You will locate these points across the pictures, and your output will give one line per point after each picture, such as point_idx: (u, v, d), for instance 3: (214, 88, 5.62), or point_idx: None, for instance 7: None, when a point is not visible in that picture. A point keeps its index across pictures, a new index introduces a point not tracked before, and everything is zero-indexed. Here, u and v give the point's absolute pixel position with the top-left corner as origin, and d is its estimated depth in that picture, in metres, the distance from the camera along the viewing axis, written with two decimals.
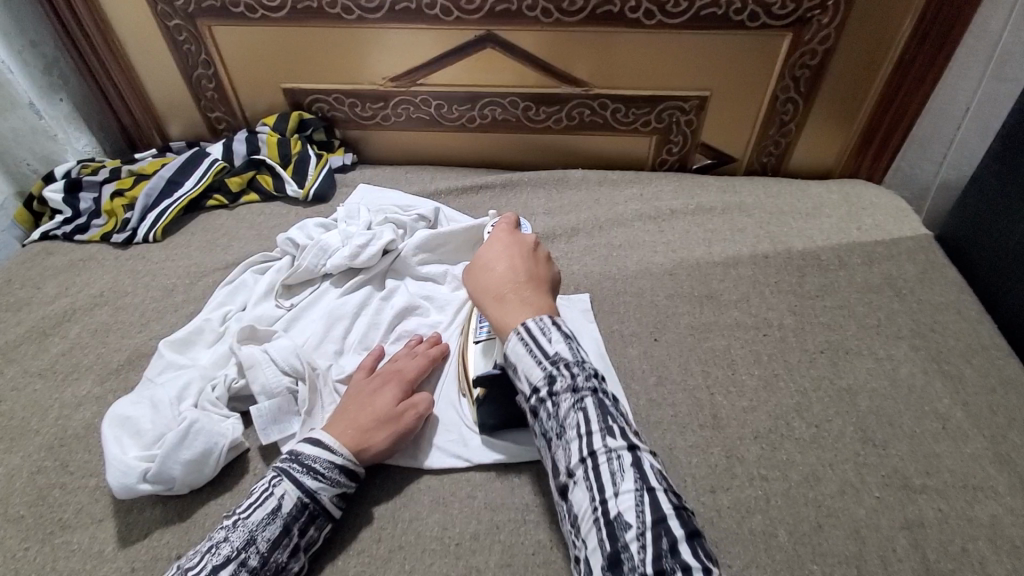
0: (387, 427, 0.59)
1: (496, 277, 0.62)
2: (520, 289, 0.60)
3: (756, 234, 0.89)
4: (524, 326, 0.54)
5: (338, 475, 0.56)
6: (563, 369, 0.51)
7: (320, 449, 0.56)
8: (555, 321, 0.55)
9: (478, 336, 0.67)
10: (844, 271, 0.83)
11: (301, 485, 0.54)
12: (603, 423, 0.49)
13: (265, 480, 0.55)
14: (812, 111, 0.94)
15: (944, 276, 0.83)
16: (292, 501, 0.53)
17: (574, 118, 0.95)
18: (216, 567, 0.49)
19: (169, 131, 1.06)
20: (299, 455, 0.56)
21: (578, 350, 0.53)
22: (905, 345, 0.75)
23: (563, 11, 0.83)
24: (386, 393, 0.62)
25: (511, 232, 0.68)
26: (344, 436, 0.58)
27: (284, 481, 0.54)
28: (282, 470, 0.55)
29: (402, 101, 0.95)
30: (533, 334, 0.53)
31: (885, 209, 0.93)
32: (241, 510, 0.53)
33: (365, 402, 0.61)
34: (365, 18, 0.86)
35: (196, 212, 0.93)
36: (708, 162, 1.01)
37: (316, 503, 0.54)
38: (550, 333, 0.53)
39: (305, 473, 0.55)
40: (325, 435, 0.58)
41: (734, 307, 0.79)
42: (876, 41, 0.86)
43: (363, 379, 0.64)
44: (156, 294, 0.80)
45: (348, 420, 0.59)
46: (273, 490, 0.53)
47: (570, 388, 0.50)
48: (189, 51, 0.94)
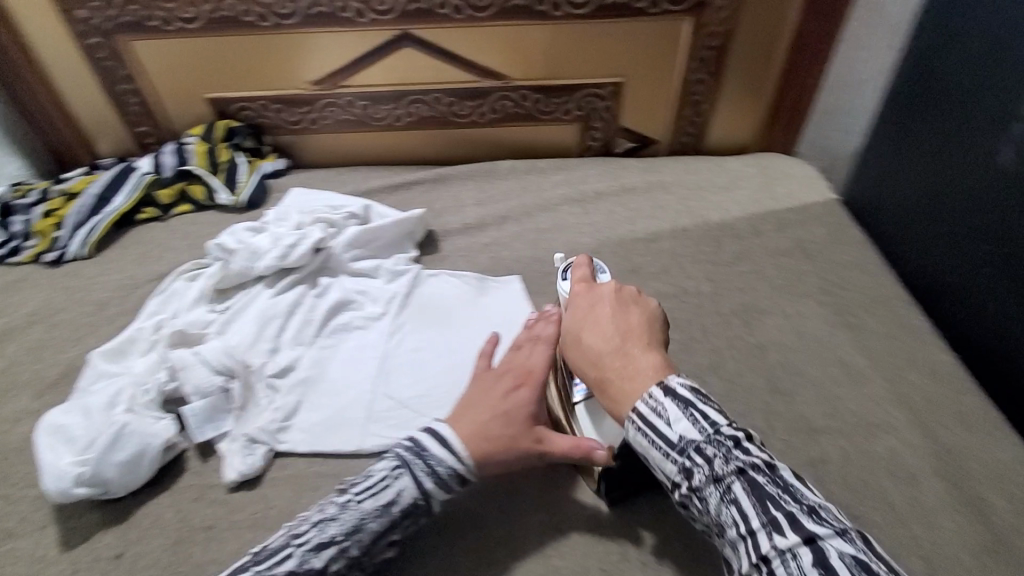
0: (523, 443, 0.56)
1: (593, 345, 0.55)
2: (626, 355, 0.54)
3: (676, 210, 0.94)
4: (636, 413, 0.50)
5: (452, 481, 0.55)
6: (695, 458, 0.47)
7: (447, 452, 0.55)
8: (670, 391, 0.50)
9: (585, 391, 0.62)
10: (756, 238, 0.89)
11: (420, 485, 0.54)
12: (761, 507, 0.44)
13: (388, 467, 0.55)
14: (720, 91, 0.99)
15: (848, 236, 0.89)
16: (406, 499, 0.54)
17: (498, 111, 0.99)
18: (319, 547, 0.51)
19: (100, 149, 1.05)
20: (424, 451, 0.55)
21: (707, 421, 0.48)
22: (811, 301, 0.80)
23: (474, 8, 0.86)
24: (523, 395, 0.58)
25: (587, 288, 0.61)
26: (469, 444, 0.55)
27: (405, 478, 0.54)
28: (404, 462, 0.55)
29: (328, 103, 0.96)
30: (649, 422, 0.49)
31: (796, 178, 0.99)
32: (358, 492, 0.54)
33: (498, 406, 0.57)
34: (281, 24, 0.87)
35: (128, 226, 0.93)
36: (632, 146, 1.06)
37: (427, 504, 0.54)
38: (666, 413, 0.49)
39: (427, 474, 0.54)
40: (453, 435, 0.56)
41: (655, 278, 0.83)
42: (770, 21, 0.92)
43: (488, 377, 0.60)
44: (91, 308, 0.80)
45: (476, 426, 0.56)
46: (393, 482, 0.54)
47: (709, 476, 0.46)
48: (111, 69, 0.94)
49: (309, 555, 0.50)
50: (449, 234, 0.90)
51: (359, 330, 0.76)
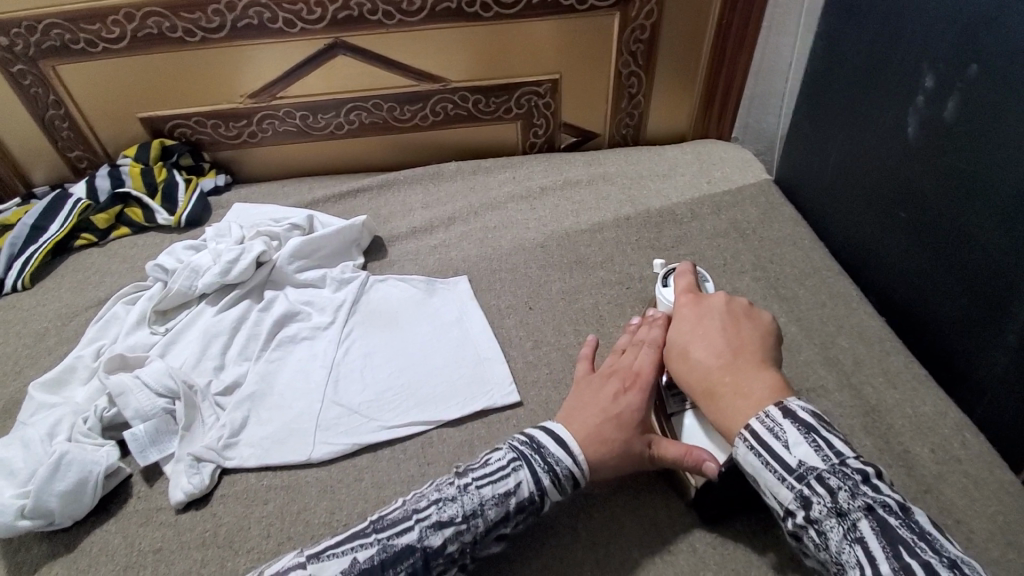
0: (635, 446, 0.56)
1: (703, 362, 0.57)
2: (737, 372, 0.55)
3: (619, 199, 0.96)
4: (751, 431, 0.50)
5: (565, 480, 0.55)
6: (817, 489, 0.47)
7: (563, 451, 0.55)
8: (788, 411, 0.50)
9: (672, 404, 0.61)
10: (696, 222, 0.91)
11: (536, 479, 0.54)
12: (890, 549, 0.43)
13: (507, 458, 0.55)
14: (655, 82, 1.02)
15: (781, 214, 0.92)
16: (524, 492, 0.53)
17: (439, 113, 0.99)
18: (439, 524, 0.51)
19: (33, 178, 1.03)
20: (542, 448, 0.55)
21: (830, 449, 0.48)
22: (749, 279, 0.83)
23: (404, 13, 0.87)
24: (629, 397, 0.59)
25: (694, 302, 0.63)
26: (584, 443, 0.56)
27: (523, 470, 0.54)
28: (524, 455, 0.55)
29: (266, 116, 0.95)
30: (765, 442, 0.49)
31: (732, 162, 1.02)
32: (476, 478, 0.54)
33: (609, 406, 0.58)
34: (209, 39, 0.86)
35: (66, 253, 0.90)
36: (575, 140, 1.08)
37: (540, 502, 0.54)
38: (786, 436, 0.49)
39: (546, 470, 0.54)
40: (569, 435, 0.56)
41: (600, 267, 0.85)
42: (693, 13, 0.95)
43: (596, 378, 0.62)
44: (28, 340, 0.78)
45: (590, 428, 0.57)
46: (512, 473, 0.54)
47: (833, 509, 0.46)
48: (37, 95, 0.91)
49: (431, 530, 0.51)
50: (397, 238, 0.90)
51: (307, 341, 0.75)
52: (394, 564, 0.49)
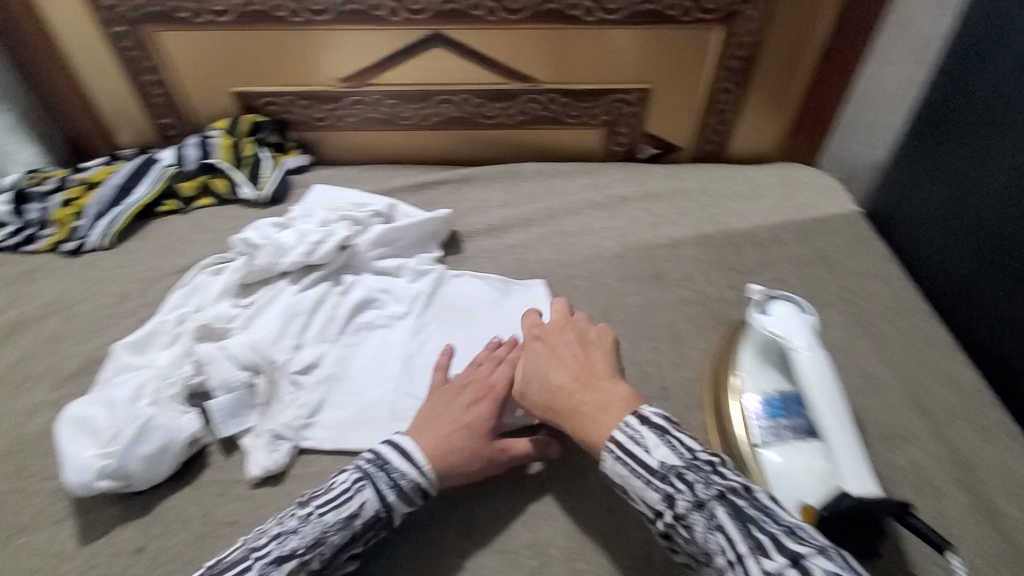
0: (488, 451, 0.58)
1: (554, 380, 0.59)
2: (596, 388, 0.58)
3: (700, 216, 0.93)
4: (614, 441, 0.52)
5: (415, 493, 0.55)
6: (677, 484, 0.49)
7: (410, 466, 0.55)
8: (645, 417, 0.53)
9: (760, 439, 0.59)
10: (780, 248, 0.88)
11: (382, 497, 0.54)
12: (744, 528, 0.44)
13: (350, 479, 0.55)
14: (747, 100, 0.99)
15: (869, 247, 0.88)
16: (370, 511, 0.54)
17: (524, 113, 0.99)
18: (282, 558, 0.50)
19: (119, 139, 1.05)
20: (387, 464, 0.56)
21: (684, 446, 0.51)
22: (836, 312, 0.80)
23: (507, 10, 0.87)
24: (483, 407, 0.61)
25: (555, 328, 0.65)
26: (426, 450, 0.57)
27: (367, 489, 0.54)
28: (367, 474, 0.55)
29: (355, 101, 0.96)
30: (627, 449, 0.52)
31: (816, 188, 0.99)
32: (318, 505, 0.53)
33: (460, 417, 0.59)
34: (313, 21, 0.87)
35: (149, 217, 0.92)
36: (654, 152, 1.06)
37: (388, 516, 0.55)
38: (645, 439, 0.52)
39: (391, 486, 0.55)
40: (414, 447, 0.57)
41: (679, 284, 0.82)
42: (798, 34, 0.92)
43: (450, 388, 0.63)
44: (112, 299, 0.80)
45: (438, 439, 0.57)
46: (356, 493, 0.54)
47: (693, 502, 0.47)
48: (136, 58, 0.93)
49: (269, 568, 0.49)
50: (473, 235, 0.90)
51: (382, 328, 0.75)
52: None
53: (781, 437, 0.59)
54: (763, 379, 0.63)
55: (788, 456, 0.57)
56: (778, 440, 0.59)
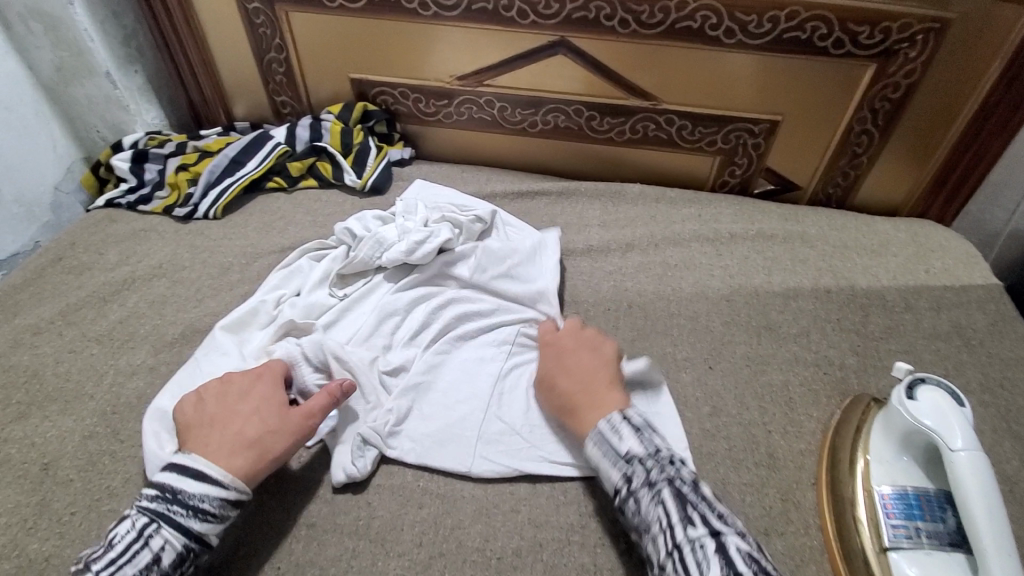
0: (286, 433, 0.56)
1: (566, 379, 0.62)
2: (594, 393, 0.60)
3: (818, 267, 0.85)
4: (595, 433, 0.57)
5: (226, 511, 0.52)
6: (637, 467, 0.53)
7: (205, 484, 0.51)
8: (627, 420, 0.57)
9: (891, 541, 0.54)
10: (908, 315, 0.79)
11: (185, 530, 0.50)
12: (683, 508, 0.50)
13: (135, 527, 0.49)
14: (886, 146, 0.90)
15: (1016, 330, 0.78)
16: (174, 550, 0.49)
17: (637, 132, 0.94)
18: None
19: (234, 111, 1.08)
20: (177, 495, 0.51)
21: (654, 443, 0.55)
22: (972, 400, 0.71)
23: (641, 24, 0.82)
24: (259, 396, 0.59)
25: (568, 333, 0.67)
26: (227, 460, 0.53)
27: (162, 530, 0.49)
28: (158, 515, 0.50)
29: (466, 100, 0.95)
30: (605, 437, 0.56)
31: (955, 252, 0.88)
32: (103, 568, 0.47)
33: (243, 410, 0.57)
34: (440, 16, 0.86)
35: (255, 192, 0.94)
36: (771, 188, 0.98)
37: (200, 545, 0.50)
38: (620, 432, 0.56)
39: (191, 516, 0.50)
40: (205, 461, 0.53)
41: (792, 340, 0.75)
42: (960, 81, 0.82)
43: (237, 379, 0.60)
44: (214, 271, 0.81)
45: (231, 442, 0.54)
46: (148, 540, 0.48)
47: (646, 481, 0.52)
48: (264, 35, 0.95)
49: None
50: (570, 254, 0.86)
51: (473, 342, 0.72)
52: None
53: (917, 542, 0.53)
54: (898, 471, 0.58)
55: (924, 566, 0.52)
56: (913, 545, 0.53)
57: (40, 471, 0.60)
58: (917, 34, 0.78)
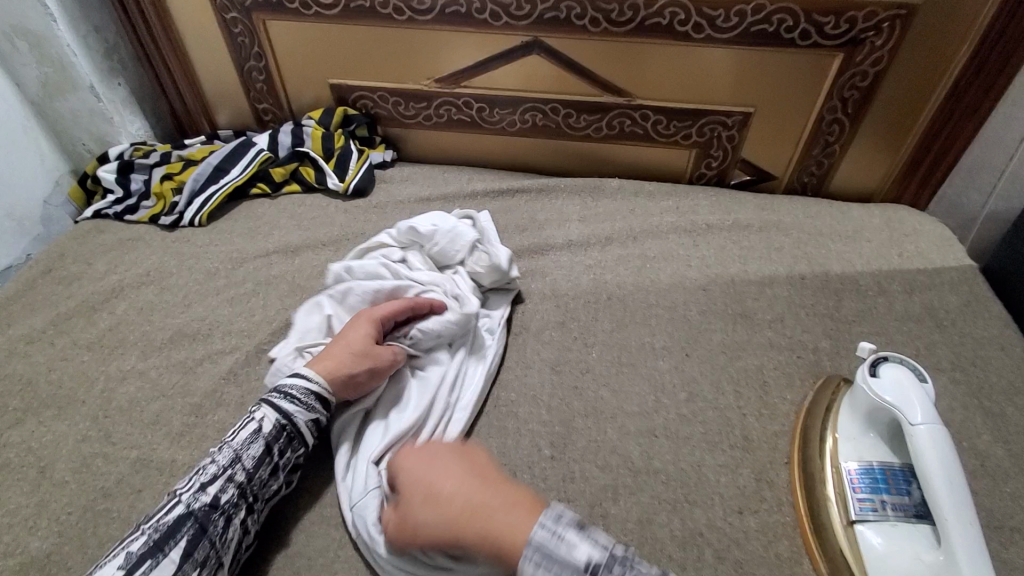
0: (369, 360, 0.62)
1: (446, 504, 0.49)
2: (494, 494, 0.49)
3: (794, 254, 0.87)
4: (534, 551, 0.44)
5: (314, 402, 0.59)
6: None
7: (300, 378, 0.60)
8: (557, 514, 0.46)
9: (856, 514, 0.55)
10: (881, 298, 0.81)
11: (281, 409, 0.58)
12: None
13: (249, 410, 0.59)
14: (857, 134, 0.92)
15: (987, 309, 0.80)
16: (273, 424, 0.57)
17: (614, 128, 0.95)
18: (203, 483, 0.52)
19: (218, 120, 1.09)
20: (280, 387, 0.60)
21: (602, 539, 0.44)
22: (944, 378, 0.73)
23: (612, 22, 0.83)
24: (359, 327, 0.65)
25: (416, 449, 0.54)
26: (322, 367, 0.61)
27: (265, 408, 0.58)
28: (264, 400, 0.59)
29: (445, 102, 0.96)
30: (550, 554, 0.43)
31: (928, 236, 0.90)
32: (226, 438, 0.57)
33: (345, 335, 0.65)
34: (415, 19, 0.87)
35: (240, 199, 0.96)
36: (747, 179, 1.00)
37: (293, 426, 0.58)
38: (567, 539, 0.44)
39: (285, 399, 0.59)
40: (306, 365, 0.62)
41: (768, 326, 0.77)
42: (927, 67, 0.84)
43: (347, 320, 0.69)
44: (201, 276, 0.83)
45: (328, 356, 0.62)
46: (255, 416, 0.58)
47: None
48: (244, 44, 0.96)
49: (195, 495, 0.52)
50: (551, 249, 0.88)
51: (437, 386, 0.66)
52: (170, 539, 0.48)
53: (882, 514, 0.54)
54: (865, 447, 0.59)
55: (888, 537, 0.53)
56: (878, 517, 0.54)
57: (35, 475, 0.62)
58: (882, 22, 0.80)
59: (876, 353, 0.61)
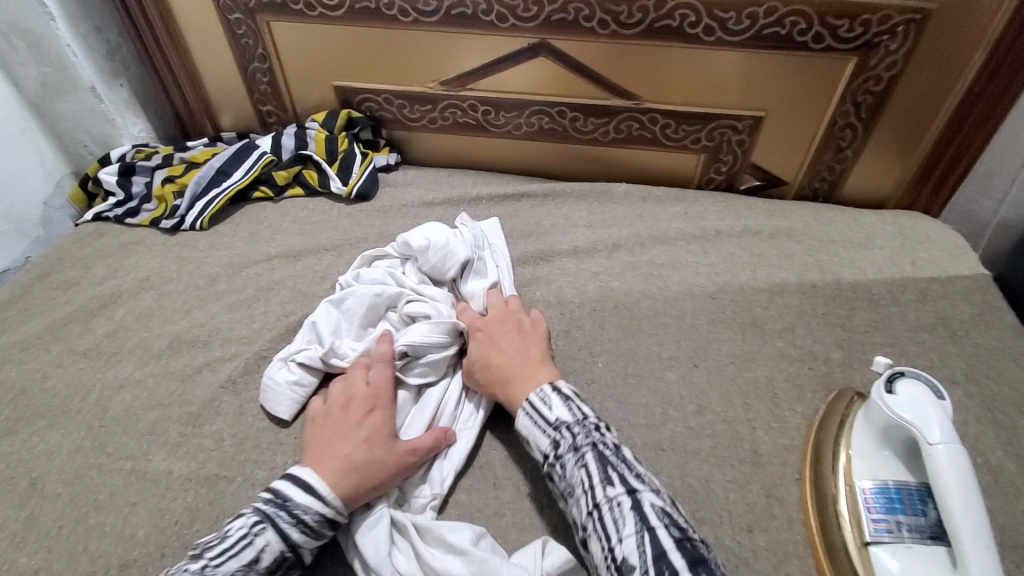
0: (395, 465, 0.56)
1: (498, 365, 0.63)
2: (524, 366, 0.63)
3: (804, 262, 0.85)
4: (527, 401, 0.58)
5: (324, 528, 0.53)
6: (564, 433, 0.55)
7: (313, 498, 0.53)
8: (557, 387, 0.59)
9: (871, 536, 0.54)
10: (893, 308, 0.79)
11: (286, 538, 0.51)
12: (604, 473, 0.51)
13: (246, 524, 0.52)
14: (870, 139, 0.90)
15: (1003, 320, 0.78)
16: (272, 554, 0.51)
17: (621, 131, 0.94)
18: None
19: (220, 122, 1.08)
20: (287, 502, 0.53)
21: (582, 411, 0.57)
22: (959, 391, 0.71)
23: (620, 24, 0.82)
24: (370, 419, 0.59)
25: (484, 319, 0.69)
26: (342, 486, 0.54)
27: (267, 531, 0.51)
28: (267, 516, 0.52)
29: (450, 104, 0.95)
30: (536, 407, 0.57)
31: (942, 243, 0.88)
32: (213, 556, 0.49)
33: (356, 435, 0.57)
34: (420, 21, 0.86)
35: (242, 202, 0.95)
36: (757, 184, 0.98)
37: (296, 556, 0.52)
38: (550, 401, 0.57)
39: (294, 524, 0.52)
40: (317, 480, 0.54)
41: (778, 336, 0.75)
42: (943, 71, 0.82)
43: (343, 406, 0.60)
44: (200, 281, 0.82)
45: (344, 467, 0.55)
46: (254, 539, 0.51)
47: (572, 446, 0.53)
48: (247, 45, 0.95)
49: None
50: (557, 255, 0.86)
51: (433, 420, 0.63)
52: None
53: (898, 536, 0.53)
54: (880, 464, 0.58)
55: (906, 560, 0.52)
56: (893, 539, 0.53)
57: (30, 485, 0.61)
58: (897, 25, 0.78)
59: (892, 368, 0.59)
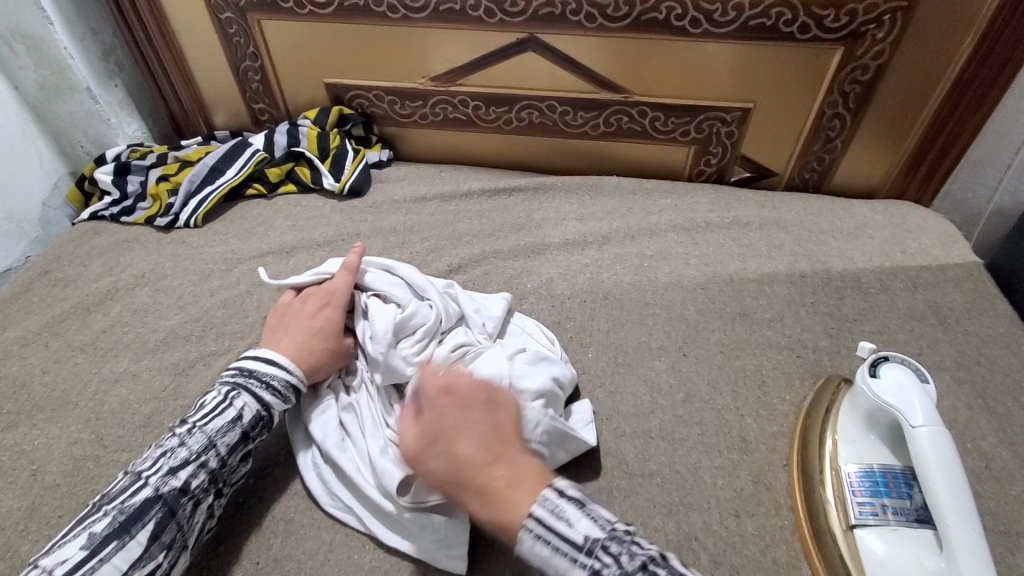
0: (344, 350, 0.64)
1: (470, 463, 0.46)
2: (505, 460, 0.46)
3: (794, 251, 0.85)
4: (534, 518, 0.43)
5: (291, 392, 0.60)
6: (601, 557, 0.42)
7: (277, 368, 0.60)
8: (561, 490, 0.44)
9: (856, 519, 0.54)
10: (883, 296, 0.80)
11: (260, 399, 0.58)
12: None
13: (220, 393, 0.57)
14: (859, 129, 0.90)
15: (994, 307, 0.78)
16: (251, 413, 0.57)
17: (611, 125, 0.94)
18: (175, 467, 0.52)
19: (215, 121, 1.09)
20: (253, 372, 0.59)
21: (601, 517, 0.44)
22: (948, 378, 0.71)
23: (606, 17, 0.82)
24: (325, 311, 0.65)
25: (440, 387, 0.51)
26: (299, 361, 0.61)
27: (243, 395, 0.57)
28: (239, 384, 0.58)
29: (441, 100, 0.95)
30: (548, 526, 0.43)
31: (933, 232, 0.88)
32: (198, 418, 0.55)
33: (310, 322, 0.64)
34: (409, 17, 0.87)
35: (236, 199, 0.95)
36: (747, 175, 0.99)
37: (270, 416, 0.58)
38: (565, 513, 0.43)
39: (264, 388, 0.58)
40: (278, 354, 0.61)
41: (767, 325, 0.76)
42: (931, 59, 0.82)
43: (301, 301, 0.66)
44: (195, 277, 0.83)
45: (299, 344, 0.62)
46: (232, 402, 0.56)
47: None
48: (239, 44, 0.96)
49: (166, 479, 0.51)
50: (548, 248, 0.87)
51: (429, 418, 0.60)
52: (137, 521, 0.48)
53: (882, 519, 0.53)
54: (865, 448, 0.58)
55: (891, 543, 0.52)
56: (878, 522, 0.53)
57: (28, 477, 0.62)
58: (883, 14, 0.79)
59: (876, 354, 0.59)
